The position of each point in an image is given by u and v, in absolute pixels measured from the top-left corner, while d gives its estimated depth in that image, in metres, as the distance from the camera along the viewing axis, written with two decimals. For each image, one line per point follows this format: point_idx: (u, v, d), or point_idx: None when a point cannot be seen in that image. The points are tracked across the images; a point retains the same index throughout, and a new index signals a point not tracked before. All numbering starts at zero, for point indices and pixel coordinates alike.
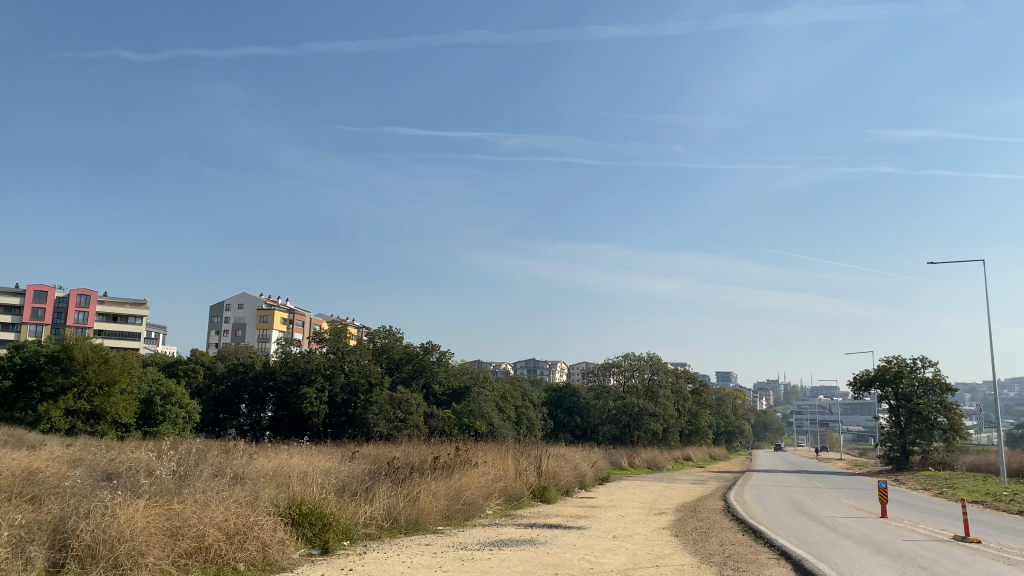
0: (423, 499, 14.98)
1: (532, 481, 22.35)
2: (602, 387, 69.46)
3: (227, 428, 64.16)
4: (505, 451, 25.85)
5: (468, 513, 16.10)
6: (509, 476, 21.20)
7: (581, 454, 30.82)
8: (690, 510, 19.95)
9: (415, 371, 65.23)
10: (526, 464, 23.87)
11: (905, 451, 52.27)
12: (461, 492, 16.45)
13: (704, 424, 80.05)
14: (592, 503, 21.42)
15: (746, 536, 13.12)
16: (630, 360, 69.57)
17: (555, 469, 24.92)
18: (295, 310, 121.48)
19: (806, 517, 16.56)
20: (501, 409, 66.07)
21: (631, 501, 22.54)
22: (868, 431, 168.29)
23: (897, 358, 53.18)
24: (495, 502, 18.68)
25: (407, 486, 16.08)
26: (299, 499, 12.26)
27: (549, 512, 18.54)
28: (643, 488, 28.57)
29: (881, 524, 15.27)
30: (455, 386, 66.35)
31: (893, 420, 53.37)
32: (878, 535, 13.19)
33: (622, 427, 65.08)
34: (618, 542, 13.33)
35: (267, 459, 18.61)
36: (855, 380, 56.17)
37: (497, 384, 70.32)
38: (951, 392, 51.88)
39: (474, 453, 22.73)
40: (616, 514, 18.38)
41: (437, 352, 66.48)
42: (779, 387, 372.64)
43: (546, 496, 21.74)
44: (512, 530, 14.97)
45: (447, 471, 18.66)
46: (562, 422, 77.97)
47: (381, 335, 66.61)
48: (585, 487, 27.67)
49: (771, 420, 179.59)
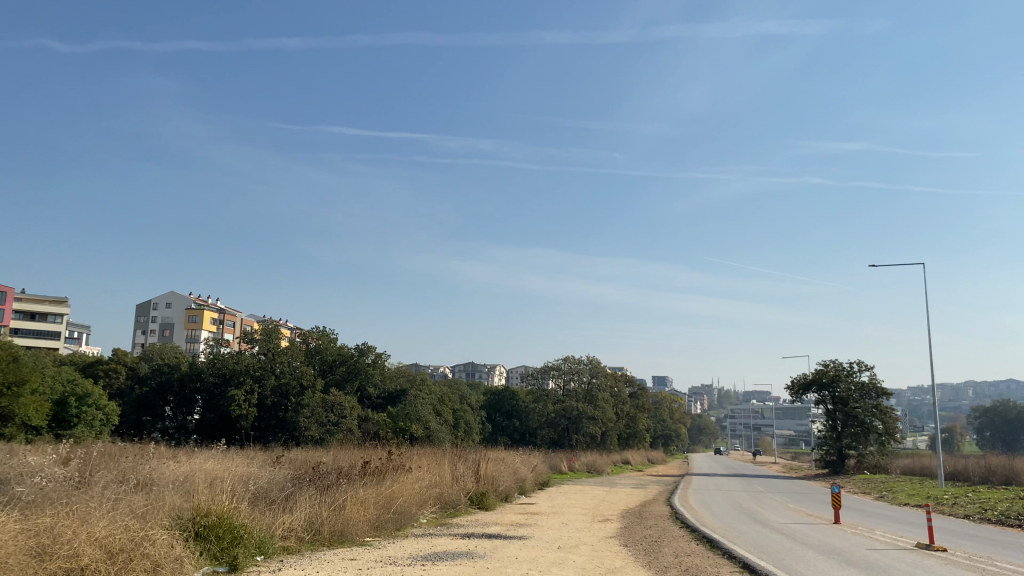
0: (348, 509, 13.60)
1: (470, 486, 21.10)
2: (542, 391, 68.65)
3: (151, 432, 61.06)
4: (441, 455, 24.55)
5: (401, 521, 14.82)
6: (445, 482, 19.92)
7: (521, 459, 29.69)
8: (635, 516, 18.97)
9: (349, 373, 63.53)
10: (464, 469, 22.64)
11: (841, 454, 52.64)
12: (392, 500, 15.13)
13: (642, 428, 79.81)
14: (533, 510, 20.25)
15: (702, 546, 12.13)
16: (569, 362, 68.85)
17: (494, 473, 23.75)
18: (226, 310, 117.66)
19: (759, 524, 15.69)
20: (439, 413, 64.54)
21: (573, 507, 21.49)
22: (799, 435, 171.54)
23: (834, 362, 53.59)
24: (430, 510, 17.40)
25: (332, 495, 14.68)
26: (206, 507, 10.83)
27: (488, 520, 17.31)
28: (585, 493, 27.57)
29: (838, 532, 14.42)
30: (391, 389, 64.66)
31: (829, 423, 53.73)
32: (840, 545, 12.29)
33: (560, 431, 64.27)
34: (563, 555, 12.18)
35: (179, 465, 16.99)
36: (792, 384, 56.39)
37: (434, 387, 68.76)
38: (886, 396, 52.44)
39: (408, 457, 21.43)
40: (559, 522, 17.28)
41: (373, 354, 64.78)
42: (713, 392, 378.50)
43: (484, 503, 20.47)
44: (448, 541, 13.71)
45: (378, 476, 17.31)
46: (501, 426, 76.77)
47: (315, 336, 64.40)
48: (524, 493, 26.53)
49: (706, 423, 181.65)
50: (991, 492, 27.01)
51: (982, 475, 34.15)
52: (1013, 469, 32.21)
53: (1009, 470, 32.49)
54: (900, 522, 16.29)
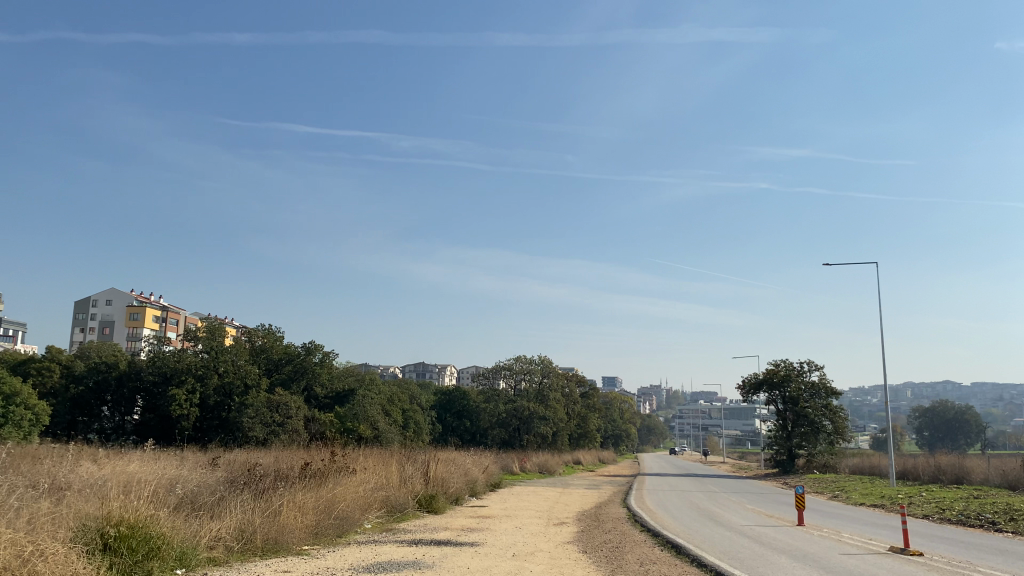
0: (285, 515, 12.40)
1: (418, 489, 20.05)
2: (493, 391, 67.86)
3: (86, 433, 58.44)
4: (388, 456, 23.44)
5: (342, 528, 13.68)
6: (393, 485, 18.82)
7: (471, 459, 28.68)
8: (592, 518, 18.14)
9: (295, 372, 61.90)
10: (412, 470, 21.57)
11: (791, 454, 52.73)
12: (333, 505, 13.98)
13: (593, 428, 79.39)
14: (484, 513, 19.28)
15: (667, 553, 11.35)
16: (520, 362, 68.30)
17: (444, 475, 22.73)
18: (168, 308, 114.29)
19: (723, 527, 14.98)
20: (388, 413, 63.16)
21: (527, 509, 20.61)
22: (746, 435, 173.62)
23: (784, 361, 53.75)
24: (374, 514, 16.32)
25: (267, 499, 13.48)
26: (118, 514, 9.59)
27: (437, 526, 16.28)
28: (538, 494, 26.71)
29: (805, 535, 13.79)
30: (338, 389, 63.15)
31: (779, 423, 53.82)
32: (814, 550, 11.56)
33: (512, 431, 63.39)
34: (519, 564, 11.21)
35: (100, 468, 15.60)
36: (743, 384, 56.38)
37: (383, 386, 67.34)
38: (836, 396, 52.76)
39: (352, 458, 20.28)
40: (513, 525, 16.40)
41: (320, 353, 63.16)
42: (661, 392, 382.30)
43: (433, 506, 19.46)
44: (393, 549, 12.68)
45: (318, 479, 16.13)
46: (451, 426, 75.53)
47: (259, 334, 62.31)
48: (475, 494, 25.53)
49: (655, 423, 182.84)
50: (945, 492, 26.89)
51: (933, 475, 34.19)
52: (964, 467, 32.27)
53: (959, 469, 32.55)
54: (866, 525, 15.76)
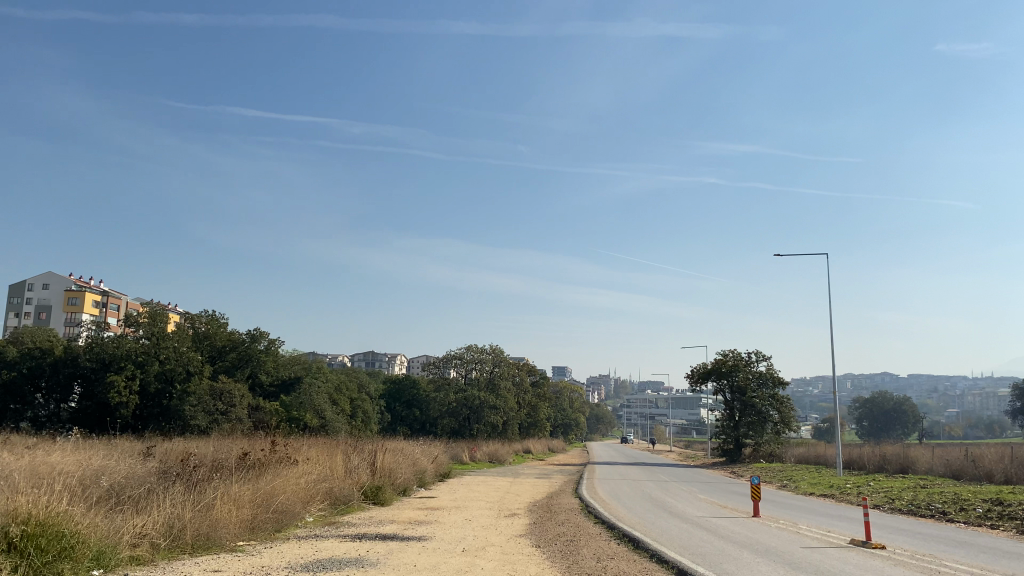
0: (218, 508, 11.55)
1: (364, 480, 19.29)
2: (443, 380, 67.01)
3: (19, 421, 55.15)
4: (333, 446, 22.61)
5: (281, 522, 12.88)
6: (337, 476, 18.04)
7: (419, 449, 27.98)
8: (544, 510, 17.59)
9: (239, 360, 60.21)
10: (358, 460, 20.79)
11: (738, 443, 53.12)
12: (271, 497, 13.16)
13: (543, 418, 79.17)
14: (433, 505, 18.60)
15: (625, 547, 10.82)
16: (472, 351, 67.43)
17: (392, 465, 22.01)
18: (108, 293, 110.82)
19: (679, 518, 14.54)
20: (335, 402, 61.94)
21: (476, 500, 20.00)
22: (692, 424, 175.92)
23: (733, 351, 54.05)
24: (316, 506, 15.53)
25: (200, 491, 12.63)
26: (26, 509, 8.70)
27: (382, 519, 15.56)
28: (488, 485, 26.11)
29: (762, 527, 13.42)
30: (284, 377, 61.68)
31: (727, 412, 54.18)
32: (775, 543, 11.14)
33: (461, 421, 62.72)
34: (469, 561, 10.54)
35: (20, 458, 14.54)
36: (692, 373, 56.60)
37: (331, 375, 66.03)
38: (783, 386, 53.28)
39: (295, 448, 19.43)
40: (463, 518, 15.75)
41: (266, 340, 61.60)
42: (610, 382, 385.50)
43: (379, 498, 18.72)
44: (334, 544, 11.95)
45: (256, 470, 15.28)
46: (400, 416, 74.52)
47: (202, 320, 60.40)
48: (423, 485, 24.84)
49: (603, 412, 184.16)
50: (892, 481, 27.06)
51: (878, 464, 34.53)
52: (908, 457, 32.63)
53: (904, 459, 32.90)
54: (822, 517, 15.49)
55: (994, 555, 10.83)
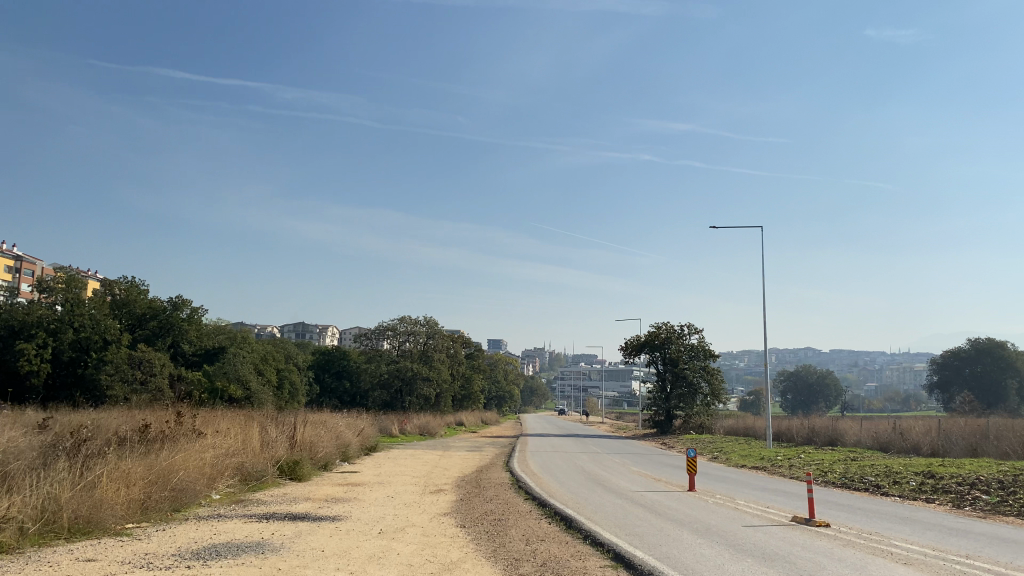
0: (101, 487, 10.25)
1: (281, 454, 18.09)
2: (375, 351, 65.54)
3: None
4: (250, 418, 21.27)
5: (179, 502, 11.66)
6: (249, 449, 16.80)
7: (345, 421, 26.79)
8: (472, 485, 16.66)
9: (160, 329, 57.63)
10: (276, 433, 19.53)
11: (669, 415, 53.30)
12: (169, 475, 11.88)
13: (476, 389, 78.52)
14: (354, 481, 17.48)
15: (556, 527, 9.95)
16: (405, 322, 66.06)
17: (312, 438, 20.81)
18: (22, 258, 105.35)
19: (613, 494, 13.80)
20: (261, 372, 59.96)
21: (402, 475, 18.99)
22: (624, 397, 178.14)
23: (665, 324, 54.03)
24: (222, 483, 14.28)
25: (87, 468, 11.31)
26: None
27: (297, 497, 14.38)
28: (416, 458, 25.13)
29: (700, 504, 12.74)
30: (208, 347, 59.41)
31: (659, 384, 54.29)
32: (716, 522, 10.40)
33: (393, 393, 61.51)
34: (385, 544, 9.49)
35: None
36: (625, 345, 56.50)
37: (257, 345, 63.94)
38: (714, 358, 53.57)
39: (206, 420, 18.09)
40: (384, 494, 14.70)
41: (189, 308, 59.06)
42: (544, 354, 387.29)
43: (296, 473, 17.56)
44: (237, 526, 10.77)
45: (156, 445, 13.96)
46: (330, 387, 72.81)
47: (121, 287, 57.46)
48: (347, 459, 23.69)
49: (537, 385, 185.05)
50: (822, 454, 27.05)
51: (807, 436, 34.76)
52: (837, 430, 32.86)
53: (832, 431, 33.14)
54: (760, 492, 14.96)
55: (940, 533, 10.31)
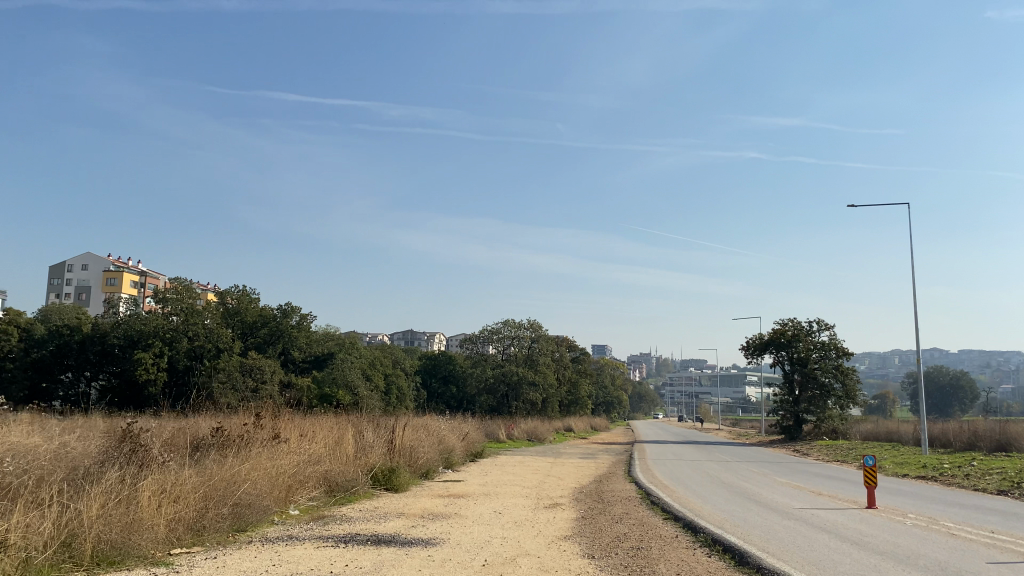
0: (140, 503, 8.29)
1: (374, 461, 15.97)
2: (480, 356, 63.73)
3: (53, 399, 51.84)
4: (345, 420, 19.41)
5: (241, 521, 9.63)
6: (338, 456, 14.75)
7: (448, 425, 24.67)
8: (594, 498, 14.15)
9: (270, 336, 57.48)
10: (371, 437, 17.52)
11: (798, 420, 49.18)
12: (232, 487, 9.92)
13: (585, 395, 75.71)
14: (456, 492, 15.16)
15: (727, 564, 7.27)
16: (510, 327, 63.94)
17: (412, 443, 18.72)
18: (146, 273, 109.42)
19: (776, 513, 10.99)
20: (369, 378, 59.12)
21: (510, 485, 16.66)
22: (737, 403, 171.00)
23: (791, 320, 49.92)
24: (302, 496, 12.23)
25: (135, 476, 9.40)
26: None
27: (387, 511, 12.18)
28: (527, 465, 22.73)
29: (896, 527, 9.84)
30: (317, 353, 59.06)
31: (786, 385, 50.19)
32: (947, 557, 7.51)
33: (500, 398, 59.62)
34: None
35: None
36: (748, 345, 52.66)
37: (364, 351, 63.26)
38: (848, 356, 49.06)
39: (293, 423, 16.23)
40: (493, 510, 12.35)
41: (297, 316, 58.67)
42: (650, 359, 379.17)
43: (391, 483, 15.40)
44: (305, 554, 8.59)
45: (228, 451, 12.04)
46: (437, 393, 71.54)
47: (232, 296, 57.56)
48: (450, 467, 21.44)
49: (645, 391, 180.55)
50: (998, 461, 23.04)
51: (967, 441, 30.46)
52: (1007, 433, 28.54)
53: (999, 435, 28.81)
54: (962, 510, 11.82)
55: None
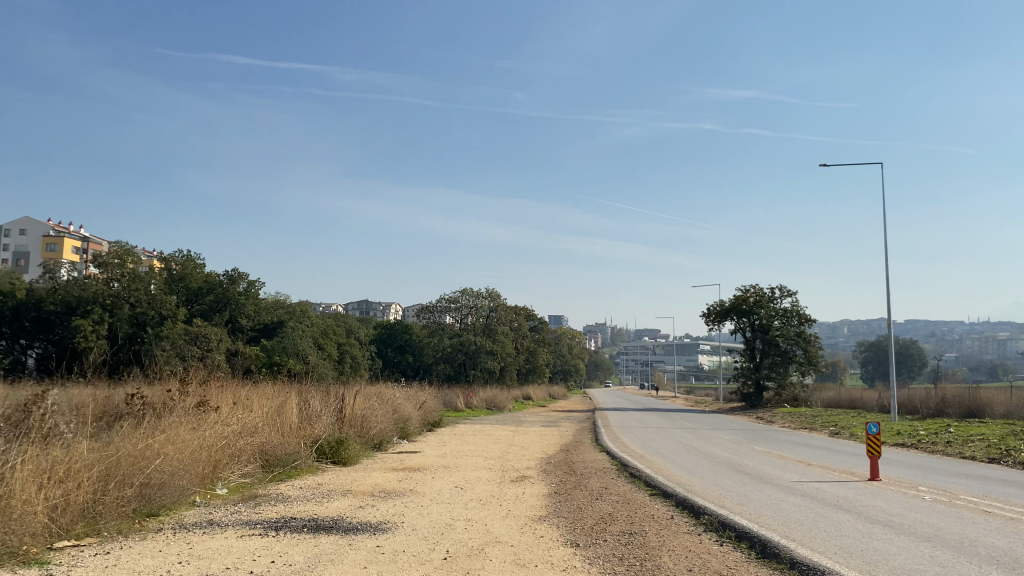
0: (14, 488, 6.65)
1: (320, 431, 14.36)
2: (436, 325, 61.95)
3: None
4: (289, 388, 17.75)
5: (149, 504, 8.01)
6: (278, 426, 13.14)
7: (403, 393, 23.14)
8: (565, 470, 12.77)
9: (217, 303, 54.87)
10: (318, 405, 15.92)
11: (758, 387, 48.69)
12: (140, 462, 8.29)
13: (543, 363, 74.68)
14: (411, 464, 13.63)
15: (746, 556, 5.86)
16: (467, 295, 62.32)
17: (363, 413, 17.18)
18: (89, 239, 105.13)
19: (777, 487, 9.71)
20: (321, 347, 57.16)
21: (472, 457, 15.21)
22: (691, 371, 172.32)
23: (753, 287, 49.14)
24: (231, 471, 10.63)
25: (15, 451, 7.70)
26: None
27: (332, 489, 10.62)
28: (487, 435, 21.35)
29: (920, 502, 8.63)
30: (266, 321, 56.70)
31: (746, 353, 49.59)
32: (1008, 544, 6.22)
33: (457, 367, 58.20)
34: None
35: None
36: (709, 312, 51.88)
37: (316, 319, 61.15)
38: (809, 323, 48.54)
39: (228, 389, 14.53)
40: (455, 485, 10.92)
41: (245, 282, 56.16)
42: (606, 329, 380.89)
43: (340, 456, 13.84)
44: (227, 543, 7.02)
45: (144, 420, 10.33)
46: (393, 361, 69.83)
47: (177, 262, 54.81)
48: (404, 437, 19.93)
49: (601, 359, 180.90)
50: (974, 427, 22.35)
51: (935, 407, 29.88)
52: (975, 399, 28.04)
53: (967, 402, 28.28)
54: (972, 482, 10.74)
55: None
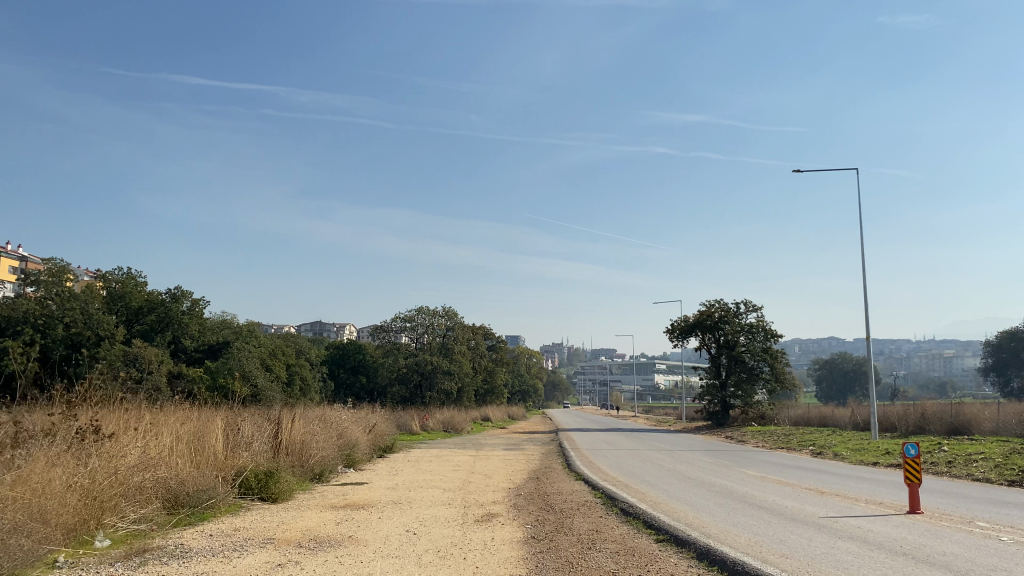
0: None
1: (248, 460, 12.05)
2: (391, 344, 59.33)
3: None
4: (217, 410, 15.40)
5: None
6: (193, 457, 10.84)
7: (352, 415, 20.83)
8: (540, 505, 10.69)
9: (159, 322, 51.60)
10: (250, 430, 13.61)
11: (725, 405, 47.05)
12: None
13: (501, 382, 72.50)
14: (354, 500, 11.40)
15: None
16: (423, 313, 59.77)
17: (302, 438, 14.92)
18: (27, 259, 100.46)
19: (813, 528, 7.76)
20: (269, 369, 54.12)
21: (428, 488, 13.03)
22: (649, 391, 171.19)
23: (718, 302, 47.70)
24: (122, 515, 8.34)
25: None
26: None
27: (253, 536, 8.38)
28: (444, 461, 19.09)
29: (1002, 546, 6.79)
30: (211, 342, 53.48)
31: (712, 370, 47.96)
32: None
33: (413, 388, 55.64)
34: None
35: None
36: (673, 328, 50.34)
37: (264, 339, 58.11)
38: (776, 339, 47.20)
39: (136, 412, 12.17)
40: (407, 529, 8.75)
41: (189, 300, 53.18)
42: (562, 349, 379.57)
43: (270, 491, 11.55)
44: None
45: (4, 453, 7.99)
46: (345, 383, 66.94)
47: (116, 280, 51.49)
48: (350, 465, 17.58)
49: (559, 378, 179.25)
50: (967, 446, 20.80)
51: (915, 425, 28.45)
52: (959, 415, 26.64)
53: (951, 419, 26.83)
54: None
55: None
